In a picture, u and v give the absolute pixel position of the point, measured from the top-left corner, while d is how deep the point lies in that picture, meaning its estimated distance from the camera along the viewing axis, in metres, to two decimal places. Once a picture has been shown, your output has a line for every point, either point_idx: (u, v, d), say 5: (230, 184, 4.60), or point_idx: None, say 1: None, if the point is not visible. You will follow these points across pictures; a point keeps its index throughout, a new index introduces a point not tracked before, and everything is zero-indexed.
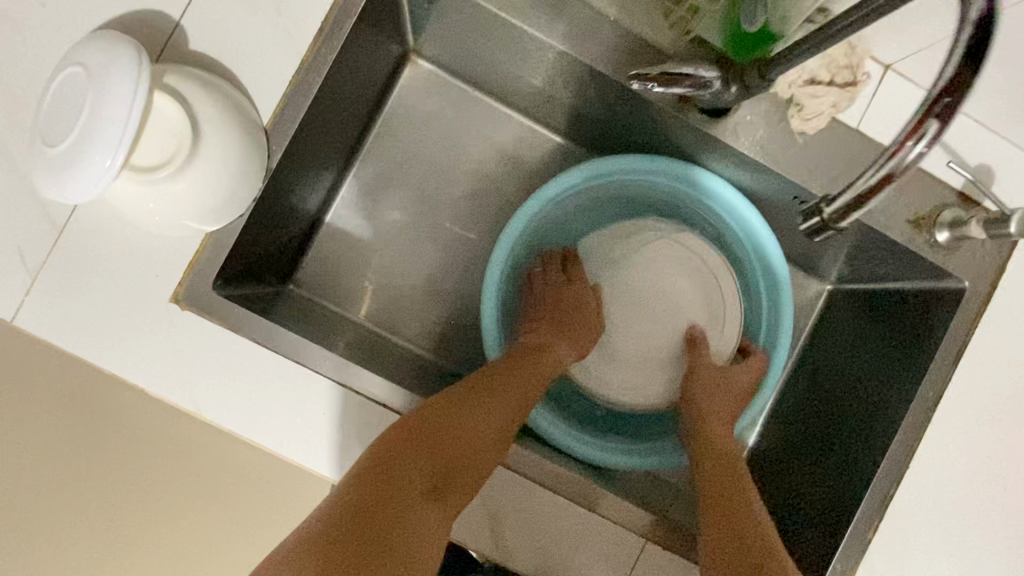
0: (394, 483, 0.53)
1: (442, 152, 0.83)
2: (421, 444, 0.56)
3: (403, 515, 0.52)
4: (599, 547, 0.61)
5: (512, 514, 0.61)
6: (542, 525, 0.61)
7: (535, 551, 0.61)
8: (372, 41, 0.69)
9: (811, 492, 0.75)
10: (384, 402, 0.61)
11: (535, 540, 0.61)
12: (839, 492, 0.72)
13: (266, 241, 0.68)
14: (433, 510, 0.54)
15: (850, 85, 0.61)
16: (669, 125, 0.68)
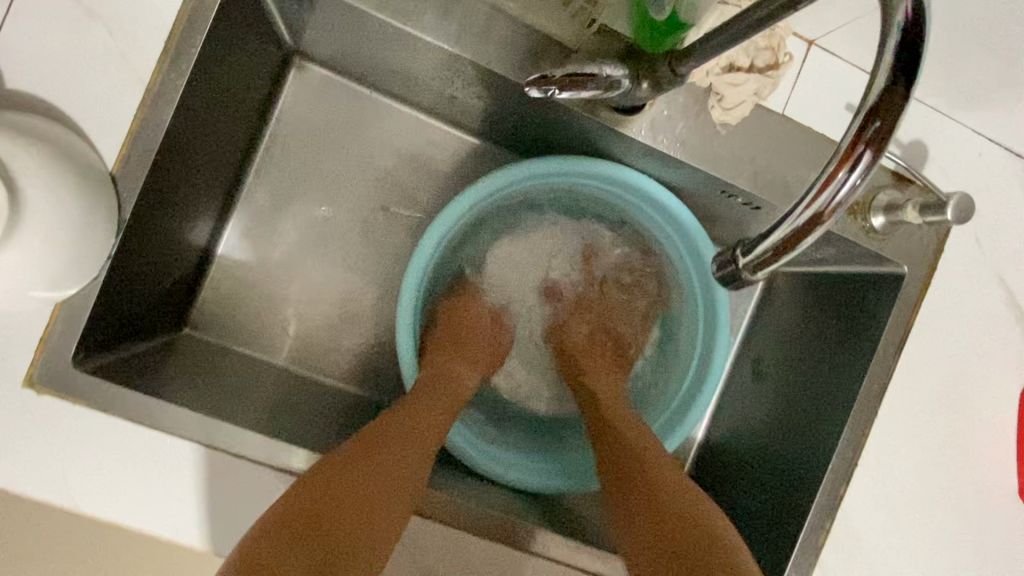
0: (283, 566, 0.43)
1: (343, 164, 0.75)
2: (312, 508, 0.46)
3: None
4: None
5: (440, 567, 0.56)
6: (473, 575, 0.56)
7: None
8: (240, 51, 0.60)
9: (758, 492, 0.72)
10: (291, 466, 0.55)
11: None
12: (789, 493, 0.68)
13: (144, 291, 0.60)
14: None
15: (771, 68, 0.56)
16: (581, 125, 0.62)
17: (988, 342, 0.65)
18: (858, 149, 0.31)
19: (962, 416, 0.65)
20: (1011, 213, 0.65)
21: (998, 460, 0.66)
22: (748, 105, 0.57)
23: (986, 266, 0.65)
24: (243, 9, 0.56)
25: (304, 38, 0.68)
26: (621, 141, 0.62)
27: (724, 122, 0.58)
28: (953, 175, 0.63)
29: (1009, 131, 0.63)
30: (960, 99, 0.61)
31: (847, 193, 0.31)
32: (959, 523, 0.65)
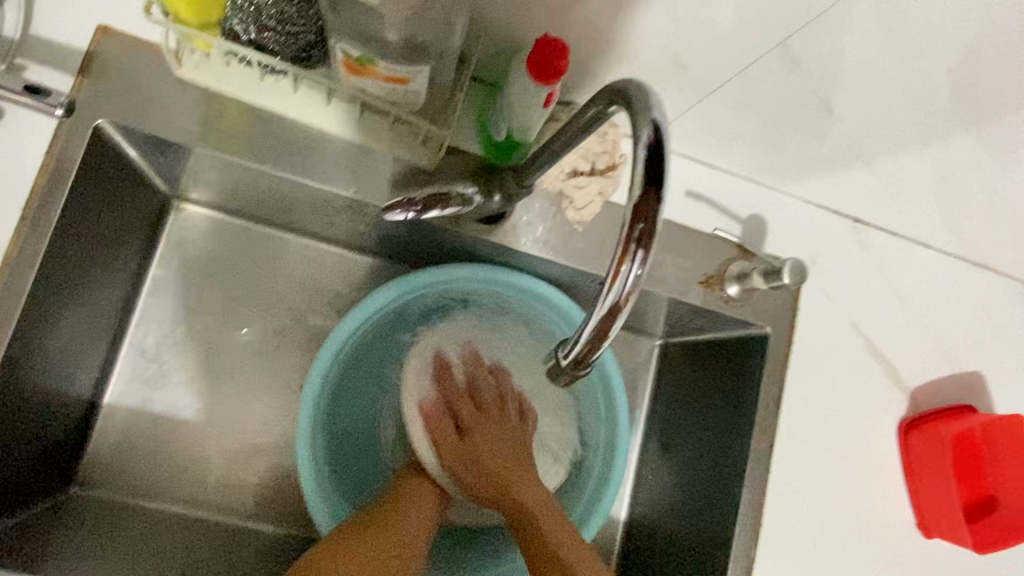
0: None
1: (231, 296, 0.76)
2: None
3: None
4: None
5: None
6: None
7: None
8: (108, 206, 0.62)
9: (677, 558, 0.74)
10: None
11: None
12: (701, 552, 0.70)
13: (15, 460, 0.58)
14: None
15: (610, 169, 0.60)
16: (454, 238, 0.66)
17: (857, 387, 0.70)
18: (630, 246, 0.33)
19: (849, 459, 0.69)
20: (854, 267, 0.72)
21: (889, 498, 0.70)
22: (597, 204, 0.61)
23: (840, 317, 0.71)
24: (105, 166, 0.58)
25: (179, 185, 0.70)
26: (485, 244, 0.65)
27: (580, 220, 0.62)
28: (795, 241, 0.70)
29: (834, 198, 0.70)
30: (786, 175, 0.68)
31: (632, 285, 0.34)
32: (866, 561, 0.68)
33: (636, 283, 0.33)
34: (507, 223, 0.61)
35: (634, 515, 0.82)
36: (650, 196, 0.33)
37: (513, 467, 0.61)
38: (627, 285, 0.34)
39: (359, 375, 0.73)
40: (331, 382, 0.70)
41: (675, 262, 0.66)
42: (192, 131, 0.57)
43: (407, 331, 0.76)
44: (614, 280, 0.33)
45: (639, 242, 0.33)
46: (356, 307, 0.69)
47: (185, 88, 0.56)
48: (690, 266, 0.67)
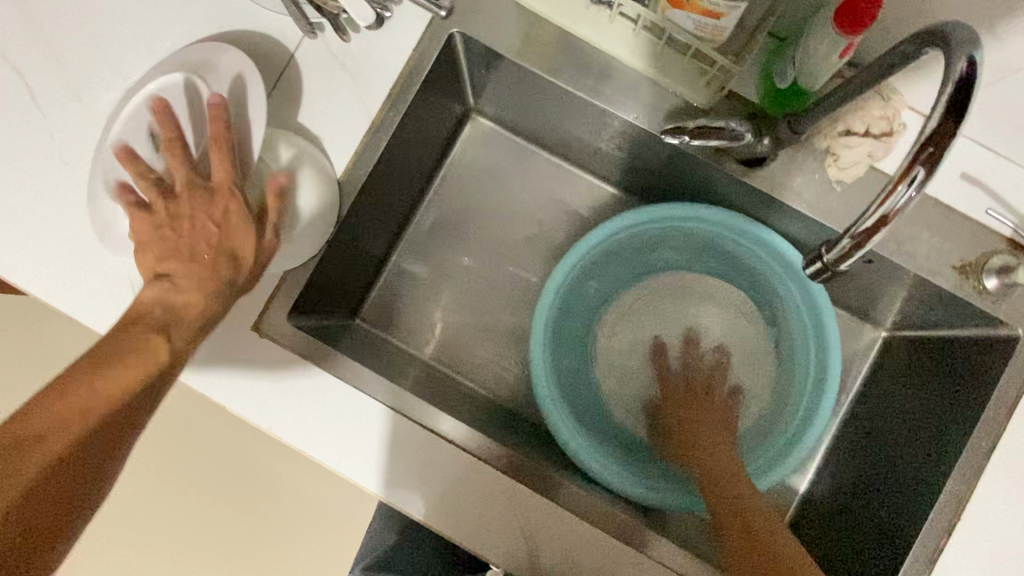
0: (45, 449, 0.46)
1: (498, 201, 0.90)
2: (60, 421, 0.47)
3: (30, 452, 0.45)
4: (603, 554, 0.64)
5: (548, 525, 0.64)
6: (560, 529, 0.64)
7: (525, 548, 0.64)
8: (439, 101, 0.78)
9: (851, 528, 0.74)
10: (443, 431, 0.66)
11: (561, 532, 0.64)
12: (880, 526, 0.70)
13: (336, 281, 0.76)
14: (53, 453, 0.46)
15: (886, 136, 0.61)
16: (710, 175, 0.72)
17: None
18: (912, 168, 0.38)
19: None
20: None
21: None
22: (862, 166, 0.64)
23: None
24: (447, 64, 0.73)
25: (483, 99, 0.84)
26: (744, 189, 0.70)
27: (840, 180, 0.65)
28: None
29: None
30: None
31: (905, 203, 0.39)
32: None
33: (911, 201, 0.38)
34: (769, 168, 0.66)
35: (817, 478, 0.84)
36: (949, 126, 0.36)
37: (713, 434, 0.76)
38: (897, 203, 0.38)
39: (595, 284, 0.84)
40: (571, 285, 0.81)
41: (930, 242, 0.66)
42: (518, 48, 0.69)
43: (633, 263, 0.85)
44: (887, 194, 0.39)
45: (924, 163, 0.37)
46: (605, 224, 0.78)
47: (521, 13, 0.69)
48: (945, 247, 0.66)
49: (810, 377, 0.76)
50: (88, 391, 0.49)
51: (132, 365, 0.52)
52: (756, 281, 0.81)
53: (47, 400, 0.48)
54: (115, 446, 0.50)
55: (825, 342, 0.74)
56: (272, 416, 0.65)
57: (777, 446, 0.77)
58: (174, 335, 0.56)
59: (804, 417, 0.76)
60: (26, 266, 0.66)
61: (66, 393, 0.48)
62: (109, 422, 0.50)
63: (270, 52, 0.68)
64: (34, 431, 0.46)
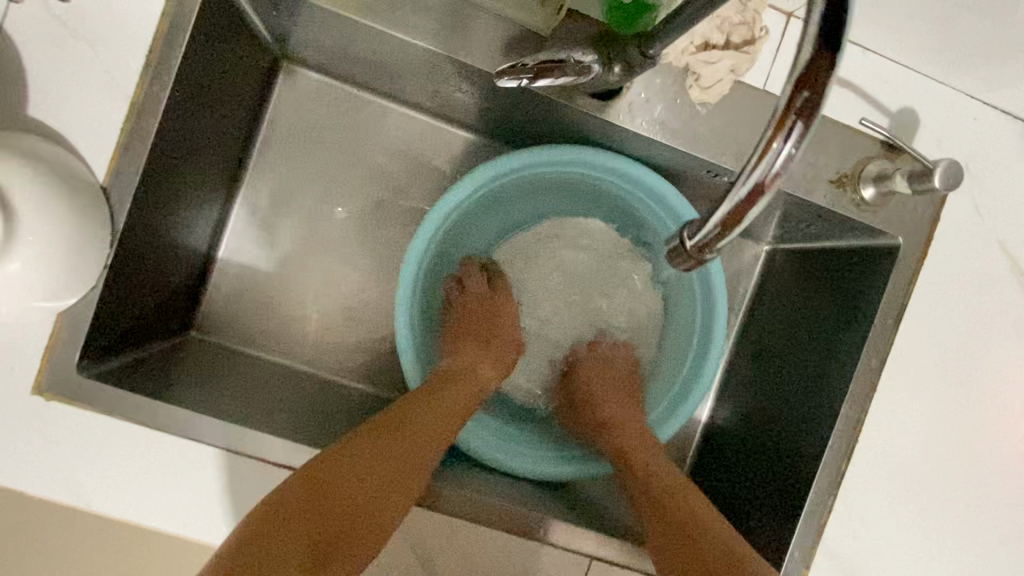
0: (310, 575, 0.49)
1: (338, 165, 0.77)
2: (324, 529, 0.50)
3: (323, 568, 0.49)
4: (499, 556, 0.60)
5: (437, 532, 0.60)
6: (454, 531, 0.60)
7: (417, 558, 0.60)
8: (228, 60, 0.62)
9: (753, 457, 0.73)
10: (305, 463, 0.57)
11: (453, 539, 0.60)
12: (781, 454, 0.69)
13: (145, 302, 0.63)
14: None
15: (747, 44, 0.55)
16: (563, 113, 0.62)
17: (997, 309, 0.64)
18: (789, 117, 0.30)
19: (972, 384, 0.64)
20: (1013, 180, 0.63)
21: (1012, 436, 0.64)
22: (726, 84, 0.56)
23: (993, 234, 0.63)
24: (221, 15, 0.57)
25: (289, 45, 0.70)
26: (602, 125, 0.61)
27: (704, 101, 0.57)
28: (945, 146, 0.62)
29: (1000, 89, 0.61)
30: (951, 67, 0.59)
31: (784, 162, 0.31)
32: (970, 488, 0.64)
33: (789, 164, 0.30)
34: (625, 98, 0.57)
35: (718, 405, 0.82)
36: (823, 56, 0.29)
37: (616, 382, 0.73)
38: (774, 167, 0.31)
39: (457, 244, 0.74)
40: (432, 255, 0.70)
41: (805, 157, 0.60)
42: None
43: (498, 216, 0.75)
44: (762, 155, 0.30)
45: (800, 115, 0.30)
46: (460, 182, 0.68)
47: None
48: (821, 161, 0.60)
49: (699, 317, 0.72)
50: (292, 521, 0.50)
51: (359, 479, 0.53)
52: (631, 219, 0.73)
53: (283, 543, 0.48)
54: (345, 559, 0.51)
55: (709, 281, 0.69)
56: (91, 486, 0.55)
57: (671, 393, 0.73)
58: (359, 484, 0.53)
59: (696, 358, 0.72)
60: None
61: (321, 506, 0.51)
62: (329, 547, 0.50)
63: None
64: (309, 553, 0.49)
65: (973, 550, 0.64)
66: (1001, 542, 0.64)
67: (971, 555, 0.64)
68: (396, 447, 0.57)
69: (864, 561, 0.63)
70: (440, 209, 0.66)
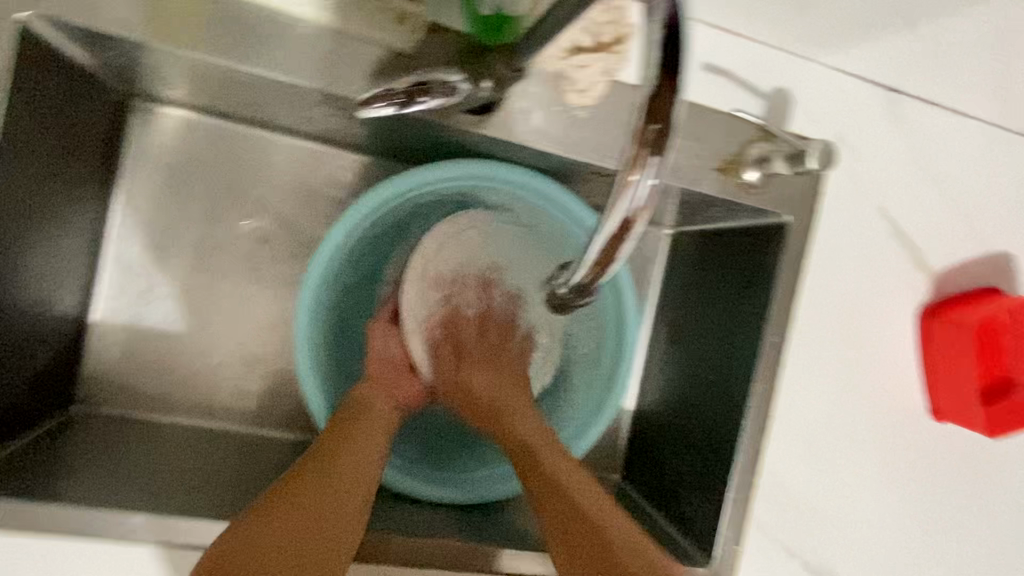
0: None
1: (214, 204, 0.72)
2: None
3: None
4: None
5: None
6: None
7: None
8: (62, 109, 0.56)
9: (678, 443, 0.74)
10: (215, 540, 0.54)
11: None
12: (703, 438, 0.70)
13: (10, 389, 0.57)
14: None
15: (616, 44, 0.54)
16: (443, 131, 0.59)
17: (882, 271, 0.67)
18: (641, 154, 0.34)
19: (869, 344, 0.67)
20: (883, 146, 0.66)
21: (907, 390, 0.68)
22: (601, 86, 0.55)
23: (871, 199, 0.66)
24: (44, 65, 0.51)
25: (137, 84, 0.64)
26: (484, 140, 0.59)
27: (584, 105, 0.56)
28: (818, 122, 0.63)
29: (864, 62, 0.62)
30: (814, 45, 0.60)
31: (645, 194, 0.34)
32: (877, 443, 0.67)
33: (649, 197, 0.34)
34: (502, 111, 0.55)
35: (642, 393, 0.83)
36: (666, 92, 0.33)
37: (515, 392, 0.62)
38: (636, 201, 0.34)
39: (351, 288, 0.70)
40: (325, 308, 0.66)
41: (691, 149, 0.60)
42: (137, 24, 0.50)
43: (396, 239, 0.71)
44: (623, 192, 0.34)
45: (651, 149, 0.34)
46: (347, 212, 0.63)
47: None
48: (705, 151, 0.60)
49: (608, 315, 0.71)
50: None
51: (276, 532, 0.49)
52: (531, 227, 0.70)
53: None
54: None
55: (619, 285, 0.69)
56: None
57: (592, 399, 0.71)
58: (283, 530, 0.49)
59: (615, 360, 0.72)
60: None
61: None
62: None
63: None
64: None
65: (887, 499, 0.68)
66: (910, 487, 0.68)
67: (886, 504, 0.68)
68: (325, 467, 0.54)
69: (791, 528, 0.66)
70: (330, 243, 0.62)
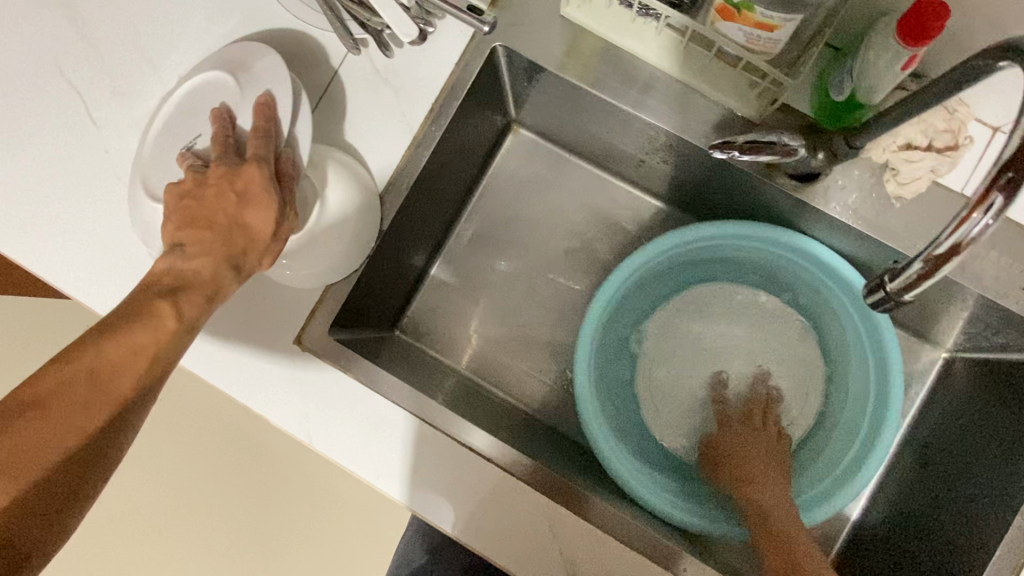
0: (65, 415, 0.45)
1: (541, 213, 0.91)
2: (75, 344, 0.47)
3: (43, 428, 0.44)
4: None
5: (585, 547, 0.63)
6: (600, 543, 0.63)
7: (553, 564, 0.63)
8: (482, 111, 0.78)
9: (907, 559, 0.71)
10: (494, 455, 0.65)
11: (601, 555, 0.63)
12: (945, 559, 0.67)
13: (379, 292, 0.77)
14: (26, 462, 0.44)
15: (949, 149, 0.59)
16: (761, 189, 0.70)
17: None
18: (991, 194, 0.34)
19: None
20: None
21: None
22: (923, 181, 0.61)
23: None
24: (489, 77, 0.72)
25: (523, 110, 0.84)
26: (794, 203, 0.68)
27: (899, 196, 0.62)
28: None
29: None
30: None
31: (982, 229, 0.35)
32: None
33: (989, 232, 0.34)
34: (820, 183, 0.64)
35: (872, 502, 0.80)
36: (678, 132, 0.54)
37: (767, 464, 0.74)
38: (970, 234, 0.35)
39: (627, 324, 0.81)
40: (606, 328, 0.78)
41: (1000, 263, 0.62)
42: (563, 64, 0.69)
43: (683, 284, 0.82)
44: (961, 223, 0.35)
45: (1002, 190, 0.34)
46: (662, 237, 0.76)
47: (564, 26, 0.69)
48: (1014, 270, 0.62)
49: (867, 412, 0.72)
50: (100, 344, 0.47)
51: (144, 329, 0.48)
52: (793, 289, 0.79)
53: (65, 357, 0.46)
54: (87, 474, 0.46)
55: (885, 363, 0.70)
56: (345, 435, 0.65)
57: (826, 483, 0.73)
58: (183, 304, 0.51)
59: (861, 445, 0.71)
60: (73, 260, 0.68)
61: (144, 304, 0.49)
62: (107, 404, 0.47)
63: (315, 68, 0.68)
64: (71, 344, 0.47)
65: None
66: None
67: None
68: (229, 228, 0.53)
69: None
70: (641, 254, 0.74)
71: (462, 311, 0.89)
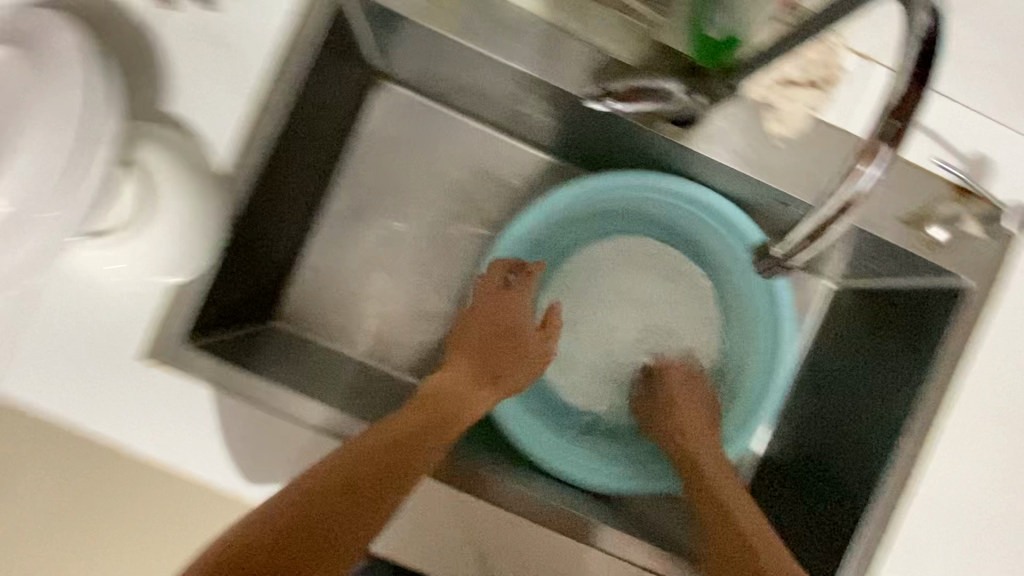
0: None
1: (422, 177, 0.84)
2: None
3: None
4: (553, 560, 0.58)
5: (486, 529, 0.57)
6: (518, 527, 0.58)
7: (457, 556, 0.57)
8: (337, 67, 0.69)
9: (809, 489, 0.73)
10: None
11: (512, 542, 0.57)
12: (843, 484, 0.68)
13: (244, 284, 0.69)
14: None
15: (824, 84, 0.59)
16: (646, 138, 0.66)
17: None
18: (880, 141, 0.34)
19: None
20: None
21: None
22: (802, 119, 0.60)
23: None
24: (339, 28, 0.64)
25: (388, 64, 0.76)
26: (680, 151, 0.65)
27: (780, 134, 0.60)
28: (1016, 195, 0.63)
29: None
30: None
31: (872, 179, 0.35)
32: None
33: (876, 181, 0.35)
34: (703, 127, 0.61)
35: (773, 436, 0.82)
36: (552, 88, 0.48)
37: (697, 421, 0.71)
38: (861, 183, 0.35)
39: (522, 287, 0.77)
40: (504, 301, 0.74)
41: (878, 196, 0.62)
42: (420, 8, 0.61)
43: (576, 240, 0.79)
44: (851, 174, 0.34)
45: (891, 138, 0.34)
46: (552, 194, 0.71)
47: None
48: (891, 202, 0.62)
49: (764, 353, 0.73)
50: None
51: None
52: (684, 235, 0.77)
53: None
54: None
55: (777, 303, 0.71)
56: (210, 451, 0.57)
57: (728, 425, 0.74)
58: None
59: (760, 386, 0.73)
60: None
61: None
62: None
63: (123, 30, 0.57)
64: None
65: None
66: None
67: None
68: None
69: None
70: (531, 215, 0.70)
71: (348, 291, 0.83)
